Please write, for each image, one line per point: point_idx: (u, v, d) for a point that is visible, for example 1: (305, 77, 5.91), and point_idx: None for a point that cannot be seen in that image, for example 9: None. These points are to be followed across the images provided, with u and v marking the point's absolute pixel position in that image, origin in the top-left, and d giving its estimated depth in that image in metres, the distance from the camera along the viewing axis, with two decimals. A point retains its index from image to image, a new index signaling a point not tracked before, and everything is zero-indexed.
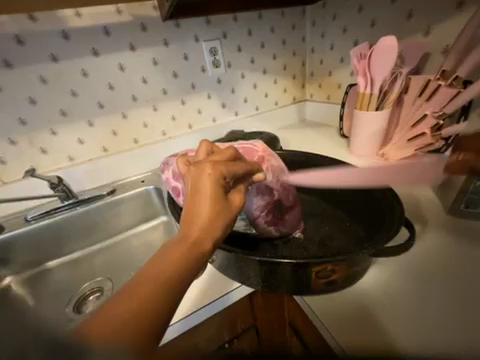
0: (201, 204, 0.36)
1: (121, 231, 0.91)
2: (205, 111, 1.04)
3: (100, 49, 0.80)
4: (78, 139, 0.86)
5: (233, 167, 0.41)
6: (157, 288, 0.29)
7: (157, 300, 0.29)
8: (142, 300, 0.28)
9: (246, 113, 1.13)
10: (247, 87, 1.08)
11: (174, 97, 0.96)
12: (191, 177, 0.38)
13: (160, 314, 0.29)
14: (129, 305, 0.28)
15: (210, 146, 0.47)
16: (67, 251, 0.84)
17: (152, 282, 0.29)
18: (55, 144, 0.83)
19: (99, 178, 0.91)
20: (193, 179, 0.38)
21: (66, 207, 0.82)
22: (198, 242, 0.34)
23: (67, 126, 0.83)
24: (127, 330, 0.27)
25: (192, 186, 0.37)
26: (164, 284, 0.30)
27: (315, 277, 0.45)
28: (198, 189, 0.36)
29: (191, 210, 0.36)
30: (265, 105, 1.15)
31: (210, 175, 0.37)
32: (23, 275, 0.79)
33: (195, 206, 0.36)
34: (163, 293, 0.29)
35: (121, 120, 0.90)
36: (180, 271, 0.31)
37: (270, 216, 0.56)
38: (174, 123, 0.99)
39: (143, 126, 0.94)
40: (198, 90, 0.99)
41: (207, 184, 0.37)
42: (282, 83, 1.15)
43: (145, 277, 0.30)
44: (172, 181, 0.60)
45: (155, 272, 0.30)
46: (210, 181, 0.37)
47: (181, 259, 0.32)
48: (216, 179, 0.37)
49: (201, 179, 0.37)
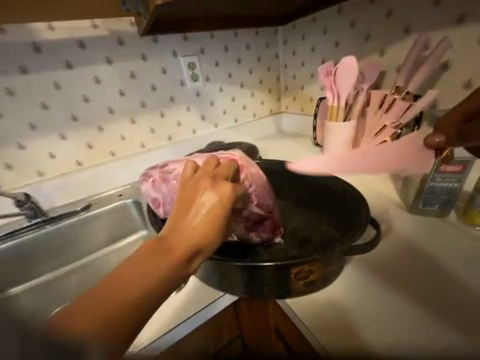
0: (207, 218, 0.37)
1: (97, 249, 0.86)
2: (185, 122, 1.05)
3: (74, 61, 0.79)
4: (50, 153, 0.82)
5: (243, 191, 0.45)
6: (131, 288, 0.29)
7: (137, 300, 0.28)
8: (123, 297, 0.28)
9: (226, 124, 1.16)
10: (226, 100, 1.12)
11: (152, 109, 0.96)
12: (208, 186, 0.40)
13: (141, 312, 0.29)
14: (106, 306, 0.27)
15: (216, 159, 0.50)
16: (34, 274, 0.77)
17: (131, 281, 0.29)
18: (24, 159, 0.78)
19: (72, 193, 0.86)
20: (211, 191, 0.39)
21: (34, 226, 0.76)
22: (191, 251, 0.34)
23: (37, 139, 0.79)
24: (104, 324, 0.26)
25: (207, 198, 0.38)
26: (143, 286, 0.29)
27: (295, 279, 0.47)
28: (211, 201, 0.38)
29: (194, 219, 0.36)
30: (243, 116, 1.20)
31: (229, 193, 0.40)
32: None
33: (202, 219, 0.36)
34: (142, 296, 0.29)
35: (97, 133, 0.88)
36: (166, 277, 0.31)
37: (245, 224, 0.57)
38: (154, 135, 0.99)
39: (120, 139, 0.92)
40: (177, 103, 1.01)
41: (221, 200, 0.39)
42: (258, 96, 1.21)
43: (121, 275, 0.30)
44: (152, 193, 0.59)
45: (143, 273, 0.30)
46: (227, 200, 0.39)
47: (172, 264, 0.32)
48: (231, 198, 0.40)
49: (220, 193, 0.39)
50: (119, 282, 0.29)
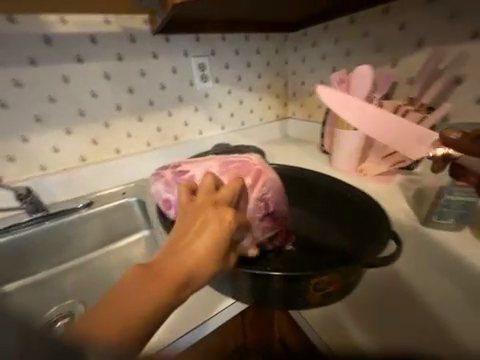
0: (204, 245, 0.34)
1: (97, 246, 0.84)
2: (192, 123, 1.04)
3: (84, 56, 0.78)
4: (53, 148, 0.80)
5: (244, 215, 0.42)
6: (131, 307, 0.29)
7: (135, 321, 0.29)
8: (124, 318, 0.28)
9: (232, 127, 1.15)
10: (234, 103, 1.12)
11: (160, 108, 0.95)
12: (207, 210, 0.37)
13: (140, 334, 0.29)
14: (107, 321, 0.28)
15: (215, 177, 0.47)
16: (31, 271, 0.75)
17: (130, 301, 0.29)
18: (27, 152, 0.76)
19: (74, 189, 0.84)
20: (211, 216, 0.36)
21: (33, 221, 0.73)
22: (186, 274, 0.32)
23: (42, 133, 0.77)
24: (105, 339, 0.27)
25: (205, 223, 0.36)
26: (139, 308, 0.29)
27: (313, 289, 0.46)
28: (207, 227, 0.35)
29: (190, 245, 0.34)
30: (250, 120, 1.20)
31: (230, 219, 0.37)
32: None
33: (198, 246, 0.34)
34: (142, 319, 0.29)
35: (103, 129, 0.86)
36: (163, 301, 0.31)
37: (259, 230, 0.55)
38: (160, 134, 0.98)
39: (126, 137, 0.91)
40: (185, 103, 1.00)
41: (222, 226, 0.36)
42: (266, 100, 1.21)
43: (121, 294, 0.30)
44: (163, 192, 0.58)
45: (138, 298, 0.29)
46: (228, 226, 0.36)
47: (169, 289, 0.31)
48: (230, 226, 0.37)
49: (220, 218, 0.36)
50: (110, 305, 0.29)
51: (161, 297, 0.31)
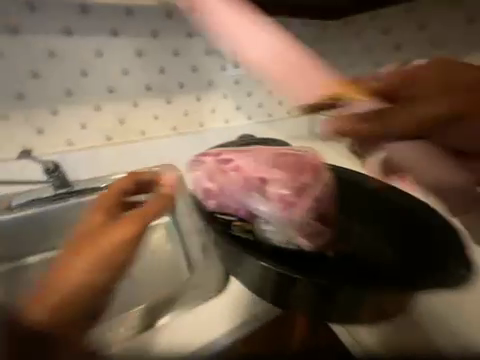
0: (118, 232, 0.46)
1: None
2: (220, 110, 0.99)
3: (119, 29, 0.75)
4: (81, 124, 0.79)
5: (155, 208, 0.56)
6: (56, 292, 0.36)
7: (75, 297, 0.36)
8: (64, 299, 0.36)
9: (260, 118, 1.09)
10: (265, 92, 1.06)
11: (189, 92, 0.91)
12: (99, 214, 0.53)
13: (80, 304, 0.36)
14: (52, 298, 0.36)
15: (133, 175, 0.64)
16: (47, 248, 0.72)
17: (65, 285, 0.37)
18: (55, 125, 0.77)
19: (97, 168, 0.79)
20: (98, 218, 0.51)
21: (58, 196, 0.71)
22: (77, 286, 0.37)
23: (71, 107, 0.77)
24: (48, 319, 0.34)
25: (97, 223, 0.49)
26: (71, 290, 0.37)
27: (367, 308, 0.50)
28: (100, 228, 0.47)
29: (98, 237, 0.45)
30: (279, 112, 1.13)
31: (119, 219, 0.50)
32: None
33: (115, 233, 0.46)
34: (83, 292, 0.37)
35: (130, 108, 0.84)
36: (88, 279, 0.38)
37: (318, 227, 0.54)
38: (186, 119, 0.94)
39: (153, 118, 0.88)
40: (215, 88, 0.95)
41: (116, 225, 0.48)
42: None
43: (57, 282, 0.37)
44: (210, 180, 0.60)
45: (67, 280, 0.37)
46: (127, 219, 0.50)
47: (84, 272, 0.38)
48: (133, 216, 0.51)
49: (110, 219, 0.51)
50: (46, 292, 0.37)
51: (67, 297, 0.36)
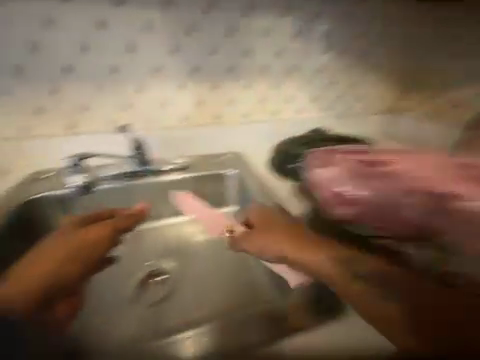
0: (58, 246, 0.49)
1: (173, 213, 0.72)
2: (295, 100, 0.92)
3: (213, 8, 0.76)
4: (162, 102, 0.80)
5: (122, 222, 0.60)
6: (29, 276, 0.41)
7: (40, 281, 0.40)
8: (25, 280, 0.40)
9: (335, 112, 0.98)
10: (345, 83, 0.96)
11: (268, 77, 0.87)
12: (67, 229, 0.56)
13: (46, 281, 0.41)
14: (26, 281, 0.40)
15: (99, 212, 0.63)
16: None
17: (38, 270, 0.42)
18: (139, 101, 0.79)
19: (172, 147, 0.79)
20: (56, 239, 0.53)
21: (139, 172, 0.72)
22: (59, 267, 0.43)
23: (157, 83, 0.78)
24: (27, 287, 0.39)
25: (57, 236, 0.54)
26: (33, 278, 0.41)
27: None
28: (67, 238, 0.53)
29: (55, 246, 0.49)
30: (355, 108, 1.01)
31: (70, 237, 0.53)
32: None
33: (88, 235, 0.54)
34: (41, 279, 0.41)
35: (209, 90, 0.83)
36: (52, 273, 0.42)
37: (379, 273, 0.37)
38: (260, 106, 0.89)
39: (228, 102, 0.86)
40: (295, 75, 0.89)
41: (55, 244, 0.50)
42: (381, 86, 1.01)
43: (35, 262, 0.44)
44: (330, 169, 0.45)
45: (36, 272, 0.42)
46: (55, 244, 0.51)
47: (59, 267, 0.44)
48: (71, 231, 0.55)
49: (52, 241, 0.51)
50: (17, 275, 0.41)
51: (52, 283, 0.41)
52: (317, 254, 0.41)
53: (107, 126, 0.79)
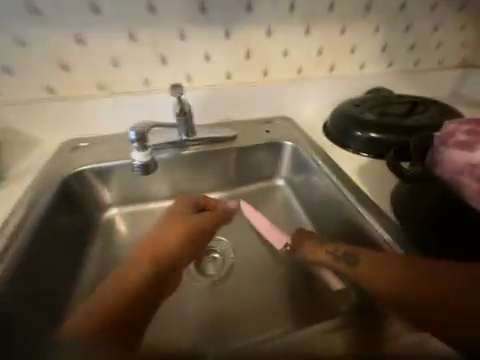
0: (170, 228, 0.53)
1: (218, 188, 0.72)
2: (360, 52, 0.77)
3: None
4: (205, 53, 0.69)
5: (222, 210, 0.60)
6: (120, 286, 0.44)
7: (119, 304, 0.42)
8: (115, 295, 0.43)
9: (403, 67, 0.81)
10: (425, 28, 0.76)
11: (335, 20, 0.71)
12: (176, 207, 0.58)
13: (124, 308, 0.42)
14: (108, 302, 0.42)
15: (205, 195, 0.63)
16: (163, 195, 0.69)
17: (133, 270, 0.47)
18: (179, 51, 0.67)
19: (213, 111, 0.73)
20: (166, 213, 0.57)
21: (184, 142, 0.68)
22: (162, 254, 0.50)
23: (201, 28, 0.66)
24: (102, 309, 0.41)
25: (167, 213, 0.57)
26: (115, 301, 0.42)
27: None
28: (173, 220, 0.55)
29: (161, 237, 0.52)
30: (428, 61, 0.81)
31: (182, 208, 0.58)
32: (114, 212, 0.67)
33: (184, 229, 0.54)
34: (125, 305, 0.42)
35: (263, 38, 0.70)
36: (128, 294, 0.43)
37: (355, 253, 0.45)
38: (317, 60, 0.76)
39: (282, 54, 0.73)
40: (368, 16, 0.72)
41: (170, 217, 0.55)
42: (467, 33, 0.79)
43: (140, 256, 0.49)
44: (459, 154, 0.45)
45: (124, 280, 0.45)
46: (176, 210, 0.57)
47: (139, 282, 0.45)
48: (179, 210, 0.57)
49: (166, 216, 0.56)
50: (129, 265, 0.48)
51: (136, 288, 0.44)
52: (318, 256, 0.50)
53: (141, 83, 0.68)
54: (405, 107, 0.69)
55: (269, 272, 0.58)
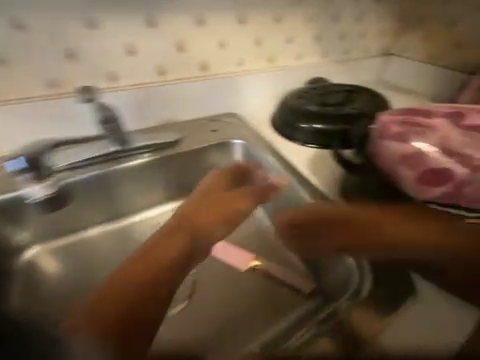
0: (207, 205, 0.56)
1: (167, 199, 0.65)
2: (296, 42, 0.76)
3: None
4: (125, 45, 0.59)
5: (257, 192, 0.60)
6: (148, 269, 0.46)
7: (146, 286, 0.44)
8: (140, 276, 0.45)
9: (336, 56, 0.84)
10: (350, 18, 0.80)
11: (267, 7, 0.69)
12: (210, 183, 0.60)
13: (148, 288, 0.44)
14: (131, 288, 0.44)
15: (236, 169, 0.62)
16: (101, 219, 0.60)
17: (157, 258, 0.48)
18: (92, 44, 0.56)
19: (148, 113, 0.65)
20: (199, 192, 0.59)
21: (113, 156, 0.58)
22: (194, 236, 0.52)
23: (115, 15, 0.56)
24: (124, 293, 0.43)
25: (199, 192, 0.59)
26: (135, 282, 0.44)
27: None
28: (207, 198, 0.58)
29: (198, 218, 0.54)
30: (356, 50, 0.86)
31: (215, 187, 0.59)
32: (36, 250, 0.56)
33: (219, 209, 0.56)
34: (148, 288, 0.44)
35: (193, 26, 0.63)
36: (153, 277, 0.46)
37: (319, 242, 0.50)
38: (256, 50, 0.72)
39: (218, 45, 0.67)
40: (299, 5, 0.72)
41: (206, 196, 0.58)
42: (385, 22, 0.86)
43: (173, 238, 0.51)
44: (398, 145, 0.48)
45: (153, 262, 0.47)
46: (212, 187, 0.59)
47: (168, 264, 0.48)
48: (212, 189, 0.59)
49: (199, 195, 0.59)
50: (158, 249, 0.50)
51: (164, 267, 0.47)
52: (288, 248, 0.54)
53: (45, 86, 0.56)
54: (341, 96, 0.72)
55: (235, 279, 0.54)
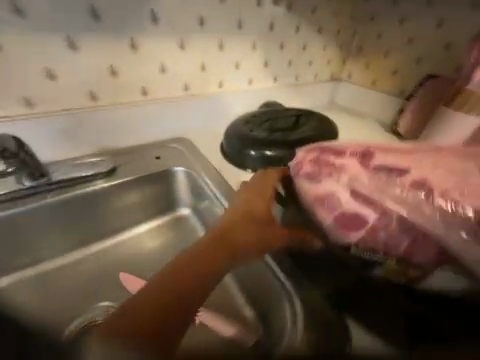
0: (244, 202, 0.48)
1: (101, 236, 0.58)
2: (244, 67, 0.76)
3: None
4: (46, 69, 0.54)
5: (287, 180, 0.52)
6: (176, 284, 0.38)
7: (171, 303, 0.36)
8: (165, 291, 0.37)
9: (286, 81, 0.86)
10: (295, 46, 0.82)
11: (210, 34, 0.68)
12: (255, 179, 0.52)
13: (178, 305, 0.36)
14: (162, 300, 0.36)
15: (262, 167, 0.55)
16: (15, 264, 0.52)
17: (192, 261, 0.40)
18: (2, 69, 0.51)
19: (76, 140, 0.60)
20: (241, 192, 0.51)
21: (28, 191, 0.51)
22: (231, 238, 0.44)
23: (29, 37, 0.51)
24: (147, 314, 0.35)
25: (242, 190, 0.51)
26: (164, 297, 0.36)
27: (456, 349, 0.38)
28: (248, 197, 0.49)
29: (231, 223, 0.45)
30: (305, 76, 0.89)
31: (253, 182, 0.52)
32: None
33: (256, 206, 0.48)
34: (174, 307, 0.36)
35: (129, 51, 0.60)
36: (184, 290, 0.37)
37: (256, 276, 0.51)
38: (203, 75, 0.70)
39: (159, 70, 0.64)
40: (243, 33, 0.72)
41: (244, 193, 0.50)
42: (330, 50, 0.90)
43: (206, 243, 0.43)
44: (310, 187, 0.46)
45: (186, 271, 0.39)
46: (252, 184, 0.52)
47: (195, 274, 0.39)
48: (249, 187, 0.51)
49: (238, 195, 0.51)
50: (191, 258, 0.41)
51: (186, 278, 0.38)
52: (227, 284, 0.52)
53: None
54: (291, 121, 0.71)
55: None
